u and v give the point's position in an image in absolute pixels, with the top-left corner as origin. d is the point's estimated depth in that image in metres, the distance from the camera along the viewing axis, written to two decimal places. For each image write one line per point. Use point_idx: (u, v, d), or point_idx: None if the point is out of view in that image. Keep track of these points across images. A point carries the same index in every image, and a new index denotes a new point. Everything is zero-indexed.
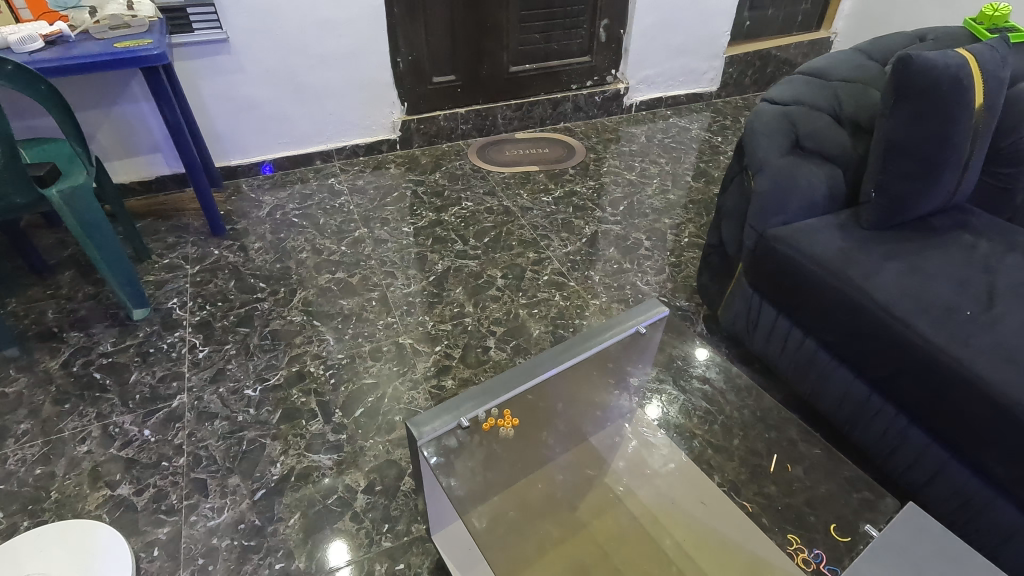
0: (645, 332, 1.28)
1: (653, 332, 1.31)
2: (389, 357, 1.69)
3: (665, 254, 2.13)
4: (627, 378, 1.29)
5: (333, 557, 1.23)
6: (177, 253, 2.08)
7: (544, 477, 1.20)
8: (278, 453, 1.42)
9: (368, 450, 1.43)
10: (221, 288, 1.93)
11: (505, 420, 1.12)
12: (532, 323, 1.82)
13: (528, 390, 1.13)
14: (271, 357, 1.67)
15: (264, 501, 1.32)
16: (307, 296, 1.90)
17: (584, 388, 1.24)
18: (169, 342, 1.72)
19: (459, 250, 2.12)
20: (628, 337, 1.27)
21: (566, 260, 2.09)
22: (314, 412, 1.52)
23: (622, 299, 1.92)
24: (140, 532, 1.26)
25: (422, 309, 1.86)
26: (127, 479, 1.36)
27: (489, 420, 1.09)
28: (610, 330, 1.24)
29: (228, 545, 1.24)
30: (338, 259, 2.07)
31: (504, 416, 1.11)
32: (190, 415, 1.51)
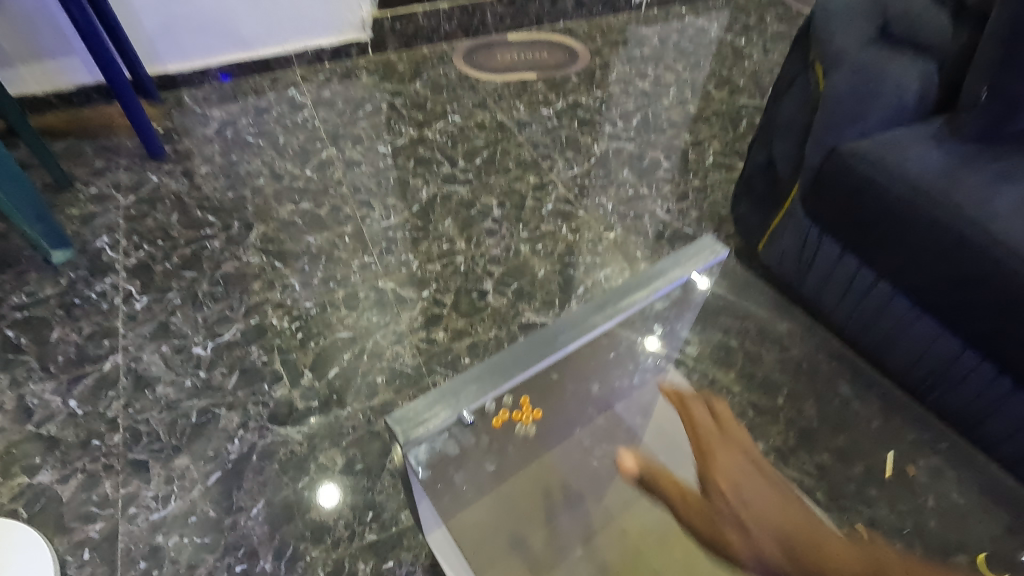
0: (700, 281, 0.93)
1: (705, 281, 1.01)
2: (367, 305, 1.41)
3: (687, 177, 1.83)
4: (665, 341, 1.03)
5: (322, 500, 1.08)
6: (106, 181, 1.72)
7: (560, 459, 0.98)
8: (236, 427, 1.17)
9: (346, 420, 1.19)
10: (161, 222, 1.60)
11: (521, 412, 0.85)
12: (536, 262, 1.54)
13: (548, 370, 0.82)
14: (225, 307, 1.39)
15: (219, 488, 1.09)
16: (266, 231, 1.59)
17: (618, 356, 0.95)
18: (98, 291, 1.42)
19: (446, 174, 1.80)
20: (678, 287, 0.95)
21: (573, 185, 1.78)
22: (278, 374, 1.26)
23: (640, 231, 1.65)
24: (67, 530, 1.03)
25: (404, 247, 1.56)
26: (48, 464, 1.11)
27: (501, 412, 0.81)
28: (652, 280, 0.88)
29: (176, 544, 1.02)
30: (302, 186, 1.73)
31: (519, 407, 0.84)
32: (126, 380, 1.24)
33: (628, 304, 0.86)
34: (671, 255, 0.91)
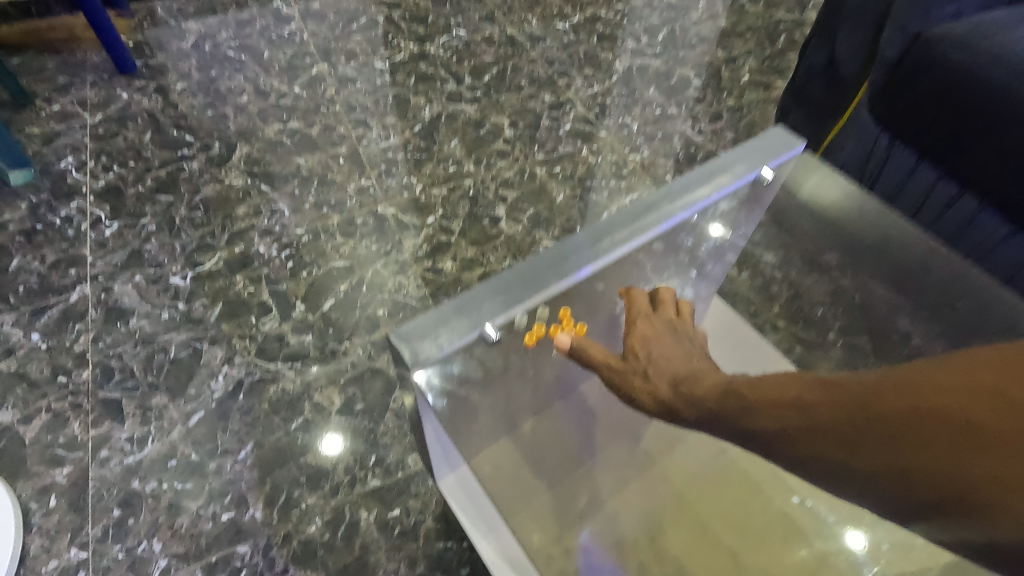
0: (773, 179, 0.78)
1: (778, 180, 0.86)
2: (365, 232, 1.26)
3: (720, 96, 1.63)
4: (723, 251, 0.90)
5: (328, 450, 0.95)
6: (70, 97, 1.53)
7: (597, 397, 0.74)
8: (220, 363, 1.04)
9: (344, 356, 1.06)
10: (132, 142, 1.43)
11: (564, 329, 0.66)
12: (554, 186, 1.38)
13: (596, 282, 0.67)
14: (206, 233, 1.24)
15: (203, 429, 0.96)
16: (250, 152, 1.41)
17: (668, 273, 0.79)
18: (63, 216, 1.26)
19: (450, 92, 1.60)
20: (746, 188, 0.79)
21: (593, 103, 1.59)
22: (266, 306, 1.12)
23: (670, 154, 1.47)
24: (30, 476, 0.91)
25: (406, 169, 1.39)
26: (9, 403, 0.98)
27: (539, 326, 0.66)
28: (717, 174, 0.72)
29: (154, 491, 0.90)
30: (289, 103, 1.54)
31: (560, 321, 0.66)
32: (95, 312, 1.10)
33: (690, 202, 0.70)
34: (736, 147, 0.75)
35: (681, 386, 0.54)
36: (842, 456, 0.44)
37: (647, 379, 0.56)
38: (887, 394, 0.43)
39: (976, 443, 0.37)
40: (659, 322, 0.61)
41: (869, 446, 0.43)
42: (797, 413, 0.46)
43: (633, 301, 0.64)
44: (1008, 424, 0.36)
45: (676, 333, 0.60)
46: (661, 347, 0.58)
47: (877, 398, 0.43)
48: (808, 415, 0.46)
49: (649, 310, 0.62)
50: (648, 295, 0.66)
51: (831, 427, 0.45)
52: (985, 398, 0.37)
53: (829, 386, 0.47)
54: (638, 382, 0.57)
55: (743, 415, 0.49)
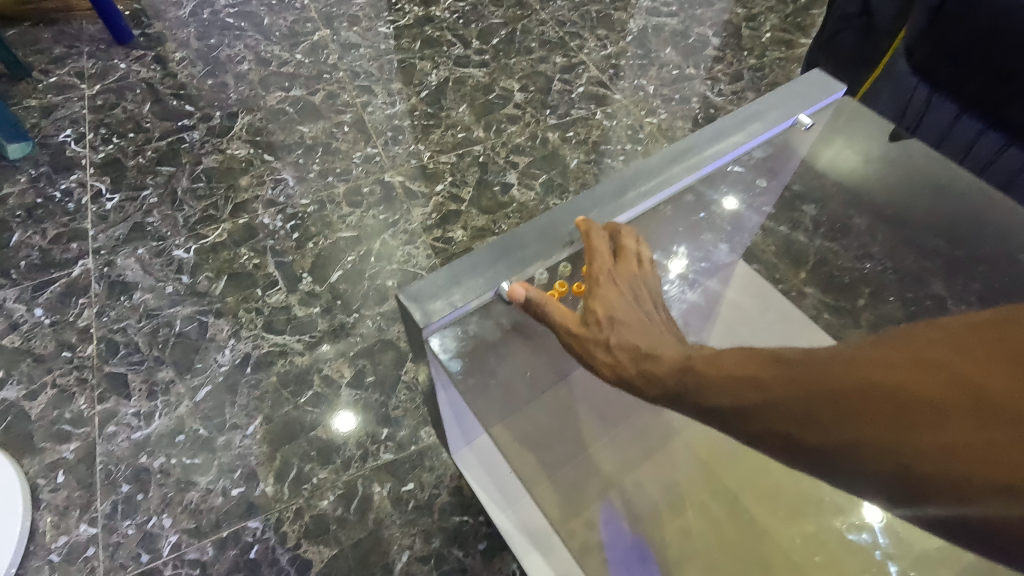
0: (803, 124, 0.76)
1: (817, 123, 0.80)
2: (373, 201, 1.21)
3: (740, 55, 1.55)
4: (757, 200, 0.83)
5: (341, 428, 0.92)
6: (67, 69, 1.49)
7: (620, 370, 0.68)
8: (226, 336, 1.01)
9: (354, 328, 1.03)
10: (131, 113, 1.38)
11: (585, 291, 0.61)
12: (567, 151, 1.32)
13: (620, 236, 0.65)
14: (209, 205, 1.20)
15: (211, 404, 0.94)
16: (253, 121, 1.37)
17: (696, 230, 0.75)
18: (63, 190, 1.23)
19: (457, 56, 1.53)
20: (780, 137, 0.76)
21: (607, 65, 1.52)
22: (272, 279, 1.09)
23: (688, 117, 1.41)
24: (37, 452, 0.89)
25: (413, 136, 1.34)
26: (14, 379, 0.96)
27: (561, 284, 0.60)
28: (745, 124, 0.72)
29: (163, 466, 0.88)
30: (291, 71, 1.48)
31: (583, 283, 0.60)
32: (98, 287, 1.07)
33: (719, 151, 0.69)
34: (761, 100, 0.75)
35: (644, 362, 0.52)
36: (796, 433, 0.43)
37: (609, 351, 0.53)
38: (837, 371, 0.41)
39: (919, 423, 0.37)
40: (623, 286, 0.56)
41: (820, 426, 0.41)
42: (753, 390, 0.45)
43: (593, 254, 0.58)
44: (963, 396, 0.36)
45: (634, 294, 0.57)
46: (625, 316, 0.54)
47: (827, 373, 0.42)
48: (759, 390, 0.44)
49: (618, 271, 0.58)
50: (611, 244, 0.60)
51: (782, 402, 0.43)
52: (936, 374, 0.38)
53: (781, 361, 0.45)
54: (599, 352, 0.54)
55: (701, 389, 0.48)
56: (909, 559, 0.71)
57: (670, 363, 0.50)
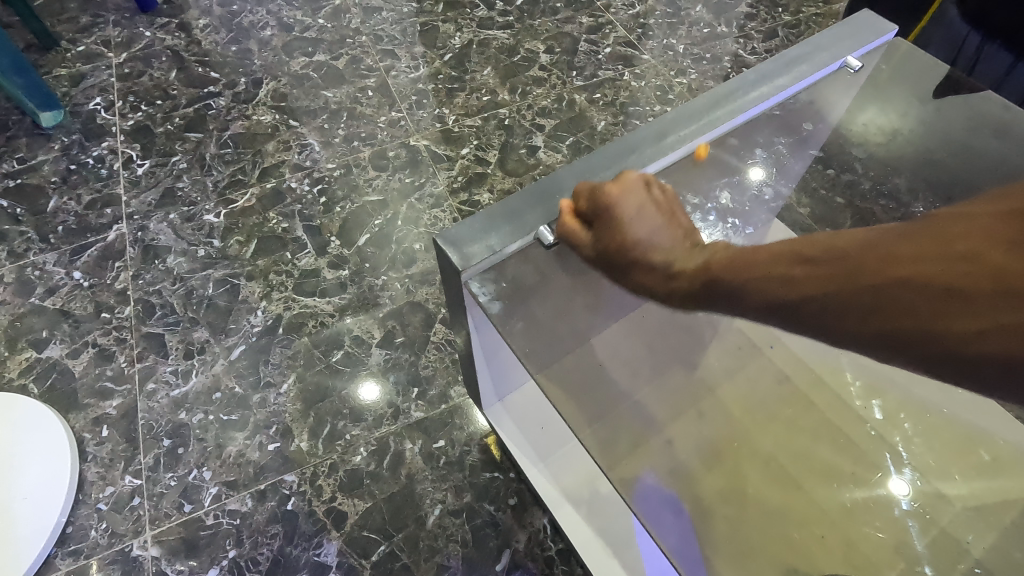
0: (852, 69, 0.75)
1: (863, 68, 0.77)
2: (398, 165, 1.21)
3: (775, 12, 1.48)
4: (807, 146, 0.78)
5: (368, 397, 0.93)
6: (95, 38, 1.49)
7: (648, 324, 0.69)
8: (258, 298, 1.03)
9: (382, 291, 1.03)
10: (158, 80, 1.39)
11: None
12: (594, 113, 1.29)
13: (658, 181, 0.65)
14: (236, 170, 1.21)
15: (246, 362, 0.96)
16: (277, 87, 1.36)
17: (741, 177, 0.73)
18: (95, 156, 1.24)
19: (481, 18, 1.50)
20: (825, 81, 0.74)
21: (635, 24, 1.47)
22: (300, 242, 1.09)
23: (720, 76, 1.36)
24: (81, 408, 0.92)
25: (437, 100, 1.32)
26: (57, 339, 0.99)
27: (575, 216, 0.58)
28: (790, 68, 0.71)
29: (201, 422, 0.91)
30: (314, 36, 1.47)
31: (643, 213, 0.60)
32: (133, 251, 1.09)
33: (763, 94, 0.69)
34: (804, 44, 0.74)
35: (669, 283, 0.52)
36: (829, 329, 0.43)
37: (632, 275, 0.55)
38: (869, 264, 0.40)
39: (955, 312, 0.36)
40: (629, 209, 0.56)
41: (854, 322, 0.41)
42: (782, 289, 0.44)
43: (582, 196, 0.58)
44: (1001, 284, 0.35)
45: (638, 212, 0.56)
46: (640, 240, 0.55)
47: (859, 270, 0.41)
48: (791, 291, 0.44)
49: (622, 194, 0.57)
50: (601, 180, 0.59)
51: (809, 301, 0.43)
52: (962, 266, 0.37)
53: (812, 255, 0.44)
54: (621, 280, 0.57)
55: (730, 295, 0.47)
56: (949, 517, 0.70)
57: (696, 279, 0.50)
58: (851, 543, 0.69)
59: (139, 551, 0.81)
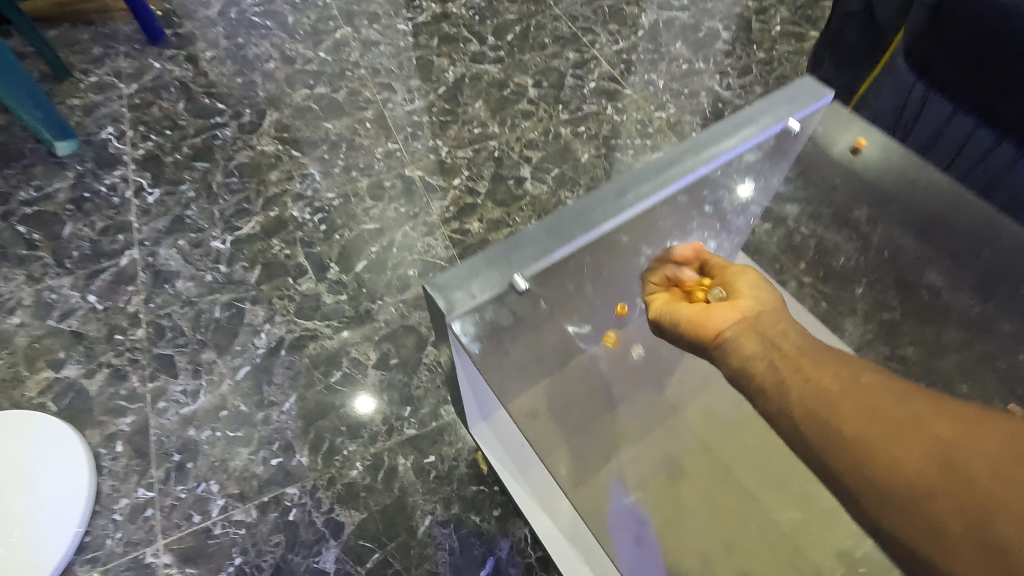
0: (794, 132, 0.87)
1: (797, 132, 0.88)
2: (394, 194, 1.29)
3: (749, 49, 1.58)
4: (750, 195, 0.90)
5: (361, 408, 1.00)
6: (106, 69, 1.57)
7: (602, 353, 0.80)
8: (262, 321, 1.10)
9: (377, 314, 1.11)
10: (167, 111, 1.47)
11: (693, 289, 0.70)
12: (578, 145, 1.38)
13: (620, 232, 0.74)
14: (242, 198, 1.28)
15: (250, 382, 1.03)
16: (280, 118, 1.44)
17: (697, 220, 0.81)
18: (107, 185, 1.32)
19: (474, 53, 1.59)
20: (767, 141, 0.85)
21: (618, 60, 1.56)
22: (302, 268, 1.17)
23: (697, 111, 1.45)
24: (96, 424, 0.99)
25: (431, 132, 1.40)
26: (73, 359, 1.06)
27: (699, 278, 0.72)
28: (739, 129, 0.81)
29: (208, 438, 0.98)
30: (315, 69, 1.55)
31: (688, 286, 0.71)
32: (144, 275, 1.17)
33: (712, 155, 0.78)
34: (750, 108, 0.83)
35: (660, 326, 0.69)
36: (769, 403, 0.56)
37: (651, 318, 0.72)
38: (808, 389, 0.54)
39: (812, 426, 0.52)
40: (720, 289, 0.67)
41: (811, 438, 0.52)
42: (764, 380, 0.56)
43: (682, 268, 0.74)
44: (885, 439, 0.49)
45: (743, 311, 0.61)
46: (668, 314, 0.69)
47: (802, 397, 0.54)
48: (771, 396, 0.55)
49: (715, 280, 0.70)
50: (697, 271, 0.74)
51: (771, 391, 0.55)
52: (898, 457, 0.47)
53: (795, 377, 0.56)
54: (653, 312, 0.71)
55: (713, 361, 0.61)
56: None
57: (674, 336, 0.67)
58: (797, 551, 0.79)
59: (152, 558, 0.88)
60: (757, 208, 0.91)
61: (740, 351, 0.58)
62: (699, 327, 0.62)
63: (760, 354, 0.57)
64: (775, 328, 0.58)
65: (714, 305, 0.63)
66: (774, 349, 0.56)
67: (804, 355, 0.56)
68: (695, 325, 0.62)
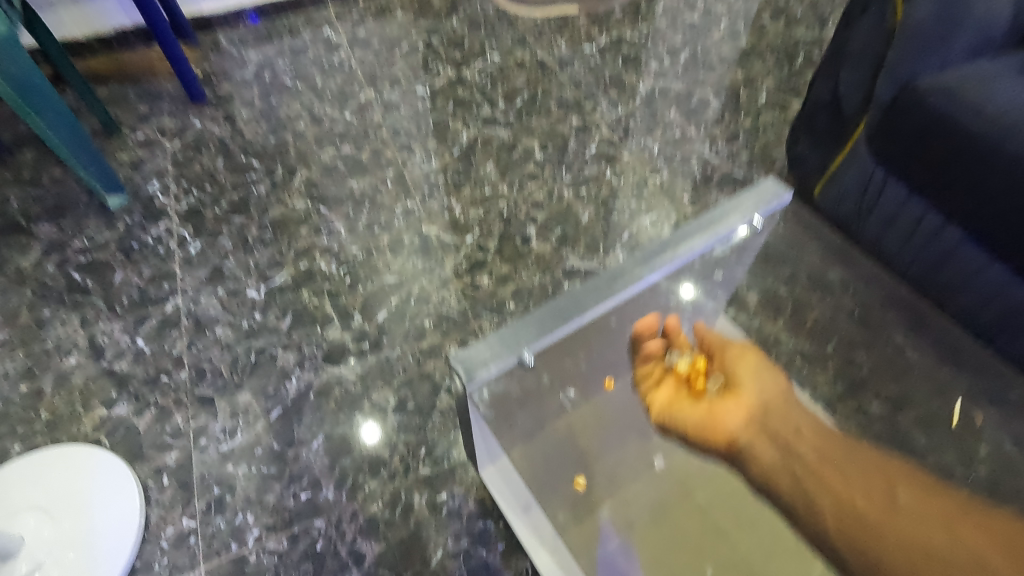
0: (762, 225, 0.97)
1: (766, 226, 0.98)
2: (411, 249, 1.42)
3: (738, 118, 1.73)
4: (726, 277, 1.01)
5: (367, 439, 1.13)
6: (152, 126, 1.73)
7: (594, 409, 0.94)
8: (293, 366, 1.22)
9: (396, 362, 1.23)
10: (208, 167, 1.62)
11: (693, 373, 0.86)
12: (580, 206, 1.52)
13: (609, 314, 0.85)
14: (275, 250, 1.42)
15: (282, 423, 1.15)
16: (309, 176, 1.59)
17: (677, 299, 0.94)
18: (153, 236, 1.46)
19: (486, 117, 1.74)
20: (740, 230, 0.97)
21: (617, 126, 1.71)
22: (329, 317, 1.30)
23: (688, 175, 1.60)
24: (145, 458, 1.11)
25: (447, 192, 1.55)
26: (124, 398, 1.18)
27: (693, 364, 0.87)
28: (715, 225, 0.93)
29: (245, 473, 1.09)
30: (342, 130, 1.71)
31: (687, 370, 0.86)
32: (186, 322, 1.30)
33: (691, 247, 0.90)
34: (725, 204, 0.95)
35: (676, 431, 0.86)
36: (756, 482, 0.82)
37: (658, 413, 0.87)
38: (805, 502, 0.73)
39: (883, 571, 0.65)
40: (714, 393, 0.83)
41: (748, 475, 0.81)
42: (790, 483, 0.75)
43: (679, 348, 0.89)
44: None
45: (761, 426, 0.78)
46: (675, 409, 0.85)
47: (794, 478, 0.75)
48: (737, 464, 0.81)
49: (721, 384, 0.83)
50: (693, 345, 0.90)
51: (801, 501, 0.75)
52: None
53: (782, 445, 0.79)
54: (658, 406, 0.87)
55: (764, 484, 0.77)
56: None
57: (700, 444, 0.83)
58: None
59: None
60: (725, 291, 1.02)
61: (754, 456, 0.77)
62: (708, 432, 0.80)
63: (772, 459, 0.76)
64: (787, 437, 0.77)
65: (718, 407, 0.80)
66: (787, 457, 0.75)
67: (809, 460, 0.76)
68: (707, 430, 0.80)
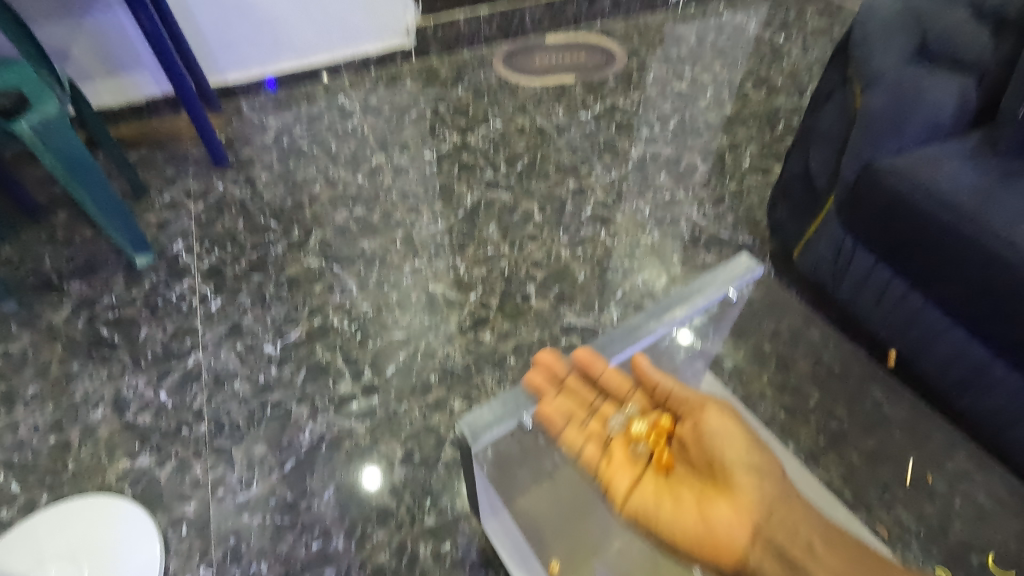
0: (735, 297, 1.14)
1: (739, 297, 1.14)
2: (418, 306, 1.52)
3: (723, 181, 1.86)
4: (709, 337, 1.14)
5: (367, 485, 1.20)
6: (177, 189, 1.86)
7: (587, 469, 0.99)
8: (306, 419, 1.30)
9: (403, 415, 1.30)
10: (229, 228, 1.74)
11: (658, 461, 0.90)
12: (576, 266, 1.62)
13: None
14: (291, 307, 1.52)
15: (295, 474, 1.22)
16: (323, 236, 1.71)
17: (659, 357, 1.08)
18: (177, 293, 1.56)
19: (488, 180, 1.87)
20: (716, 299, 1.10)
21: (611, 189, 1.84)
22: (341, 371, 1.38)
23: (677, 235, 1.71)
24: (165, 508, 1.17)
25: (451, 252, 1.65)
26: (147, 449, 1.26)
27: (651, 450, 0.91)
28: (692, 298, 1.11)
29: (259, 522, 1.15)
30: (354, 193, 1.83)
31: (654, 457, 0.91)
32: (206, 376, 1.38)
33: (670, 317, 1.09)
34: (701, 280, 1.13)
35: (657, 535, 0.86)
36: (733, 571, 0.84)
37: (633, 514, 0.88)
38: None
39: None
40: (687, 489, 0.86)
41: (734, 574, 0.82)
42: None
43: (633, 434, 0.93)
44: None
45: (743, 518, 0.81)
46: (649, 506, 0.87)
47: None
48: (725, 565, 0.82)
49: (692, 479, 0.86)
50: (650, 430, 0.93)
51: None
52: None
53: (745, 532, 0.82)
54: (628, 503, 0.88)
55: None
56: None
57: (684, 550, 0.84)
58: None
59: None
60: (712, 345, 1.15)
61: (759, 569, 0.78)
62: (711, 549, 0.80)
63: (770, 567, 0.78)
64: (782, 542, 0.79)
65: (711, 515, 0.82)
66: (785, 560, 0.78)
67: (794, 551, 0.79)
68: (705, 543, 0.80)
